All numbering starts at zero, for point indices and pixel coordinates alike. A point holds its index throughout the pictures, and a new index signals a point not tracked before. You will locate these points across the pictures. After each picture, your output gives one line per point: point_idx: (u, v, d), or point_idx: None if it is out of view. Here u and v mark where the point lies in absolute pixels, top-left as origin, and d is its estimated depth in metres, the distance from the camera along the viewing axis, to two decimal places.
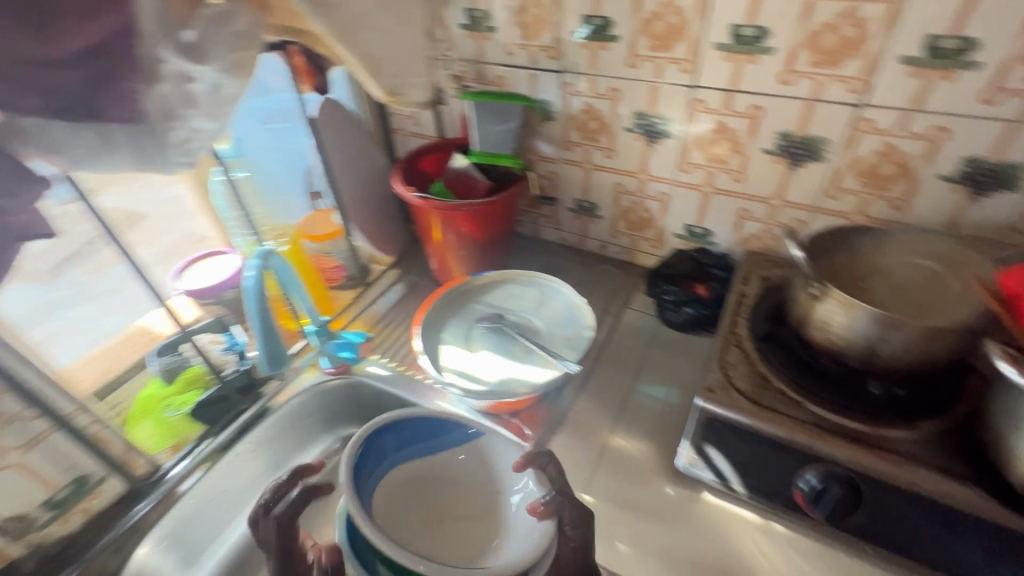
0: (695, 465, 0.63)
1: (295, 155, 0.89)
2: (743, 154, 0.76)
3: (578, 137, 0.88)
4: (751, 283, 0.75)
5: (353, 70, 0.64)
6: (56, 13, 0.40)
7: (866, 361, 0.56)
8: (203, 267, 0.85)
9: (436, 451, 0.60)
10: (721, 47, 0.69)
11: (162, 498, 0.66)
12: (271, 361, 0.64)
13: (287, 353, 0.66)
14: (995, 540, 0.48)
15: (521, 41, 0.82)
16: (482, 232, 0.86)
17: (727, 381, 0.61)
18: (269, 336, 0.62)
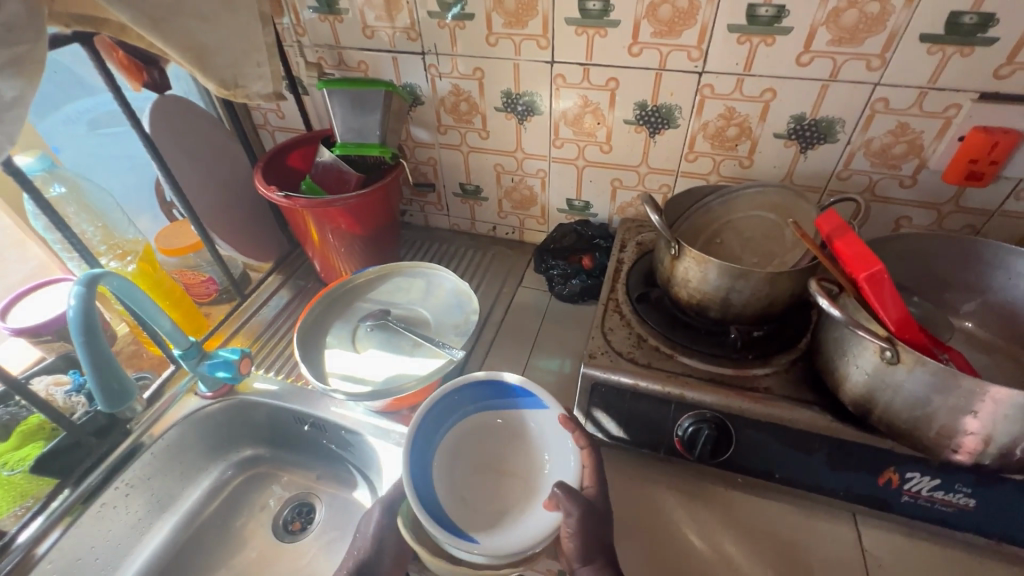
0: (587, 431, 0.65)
1: (137, 164, 0.85)
2: (607, 126, 0.79)
3: (451, 120, 0.87)
4: (627, 249, 0.79)
5: (176, 63, 0.57)
6: None
7: (723, 310, 0.61)
8: (36, 301, 0.74)
9: (513, 408, 0.62)
10: (571, 21, 0.70)
11: (13, 567, 0.58)
12: (111, 399, 0.57)
13: (133, 387, 0.59)
14: (835, 452, 0.55)
15: (376, 23, 0.79)
16: (362, 227, 0.83)
17: (606, 345, 0.64)
18: (105, 369, 0.55)
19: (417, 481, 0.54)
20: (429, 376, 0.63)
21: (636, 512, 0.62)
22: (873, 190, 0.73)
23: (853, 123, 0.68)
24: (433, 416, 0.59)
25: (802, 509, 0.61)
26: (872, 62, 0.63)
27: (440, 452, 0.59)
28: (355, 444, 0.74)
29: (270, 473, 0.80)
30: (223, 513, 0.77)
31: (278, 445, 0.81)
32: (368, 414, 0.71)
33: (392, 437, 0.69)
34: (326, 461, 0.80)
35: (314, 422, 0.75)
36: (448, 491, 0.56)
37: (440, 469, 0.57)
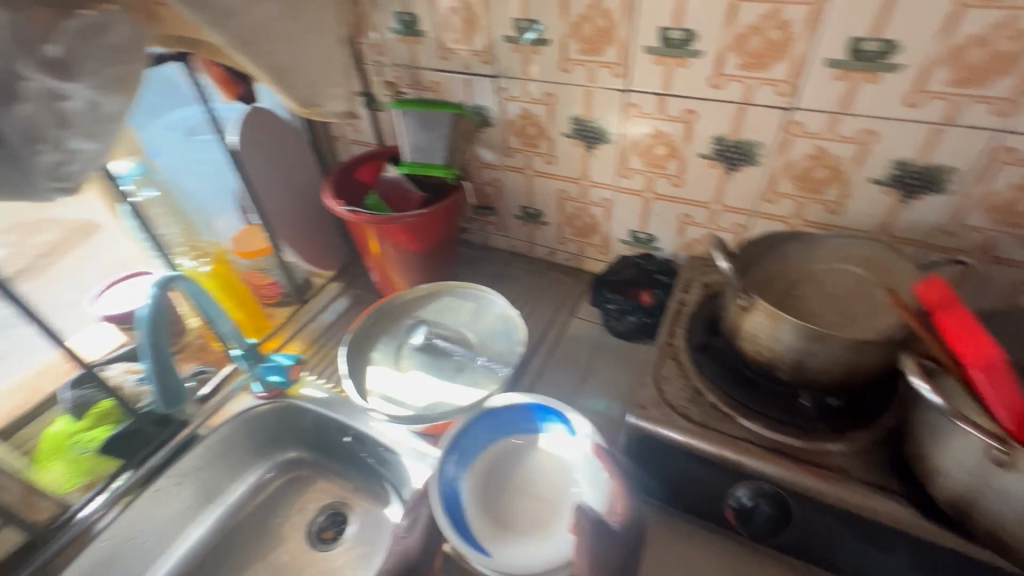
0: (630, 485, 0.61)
1: (222, 169, 0.85)
2: (680, 159, 0.75)
3: (518, 143, 0.86)
4: (691, 291, 0.74)
5: (260, 82, 0.60)
6: None
7: (795, 373, 0.55)
8: (122, 291, 0.80)
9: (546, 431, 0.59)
10: (650, 50, 0.67)
11: (72, 540, 0.63)
12: (166, 398, 0.61)
13: (185, 387, 0.61)
14: (919, 553, 0.47)
15: (453, 45, 0.79)
16: (420, 245, 0.83)
17: (659, 397, 0.59)
18: (163, 370, 0.59)
19: (444, 487, 0.53)
20: (466, 408, 0.61)
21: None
22: (988, 251, 0.64)
23: (969, 173, 0.60)
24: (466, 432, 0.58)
25: None
26: (999, 107, 0.55)
27: (469, 469, 0.57)
28: (392, 463, 0.73)
29: (309, 478, 0.82)
30: (262, 513, 0.79)
31: (320, 451, 0.82)
32: (408, 434, 0.71)
33: (428, 462, 0.68)
34: (363, 474, 0.80)
35: (355, 434, 0.75)
36: (475, 507, 0.55)
37: (468, 484, 0.56)
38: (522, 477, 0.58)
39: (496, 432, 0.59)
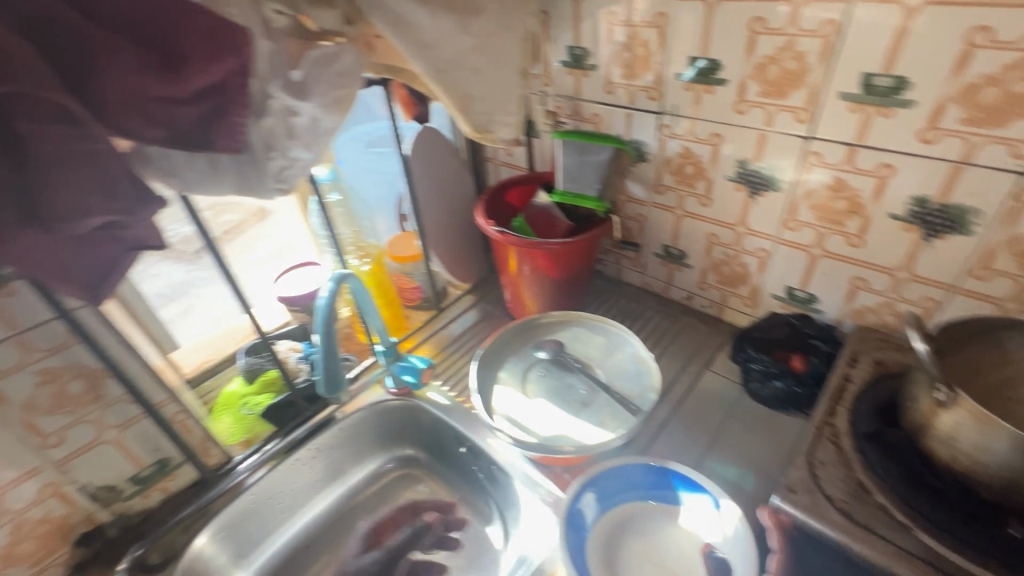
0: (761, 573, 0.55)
1: (391, 181, 0.95)
2: (863, 217, 0.67)
3: (672, 181, 0.83)
4: (859, 365, 0.65)
5: (445, 107, 0.65)
6: (184, 57, 0.44)
7: (1003, 494, 0.45)
8: (296, 276, 0.91)
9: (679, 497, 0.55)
10: (847, 96, 0.61)
11: (227, 489, 0.72)
12: (328, 384, 0.67)
13: (344, 375, 0.68)
14: None
15: (620, 80, 0.80)
16: (558, 272, 0.84)
17: (814, 483, 0.53)
18: (329, 357, 0.65)
19: (574, 541, 0.52)
20: (589, 448, 0.60)
21: None
22: None
23: None
24: (598, 484, 0.56)
25: None
26: None
27: (595, 525, 0.55)
28: (502, 483, 0.74)
29: (421, 478, 0.85)
30: (375, 502, 0.83)
31: (434, 454, 0.86)
32: (522, 459, 0.71)
33: (540, 493, 0.67)
34: (471, 486, 0.82)
35: (471, 447, 0.77)
36: (599, 561, 0.53)
37: (591, 534, 0.54)
38: (648, 538, 0.55)
39: (624, 489, 0.57)
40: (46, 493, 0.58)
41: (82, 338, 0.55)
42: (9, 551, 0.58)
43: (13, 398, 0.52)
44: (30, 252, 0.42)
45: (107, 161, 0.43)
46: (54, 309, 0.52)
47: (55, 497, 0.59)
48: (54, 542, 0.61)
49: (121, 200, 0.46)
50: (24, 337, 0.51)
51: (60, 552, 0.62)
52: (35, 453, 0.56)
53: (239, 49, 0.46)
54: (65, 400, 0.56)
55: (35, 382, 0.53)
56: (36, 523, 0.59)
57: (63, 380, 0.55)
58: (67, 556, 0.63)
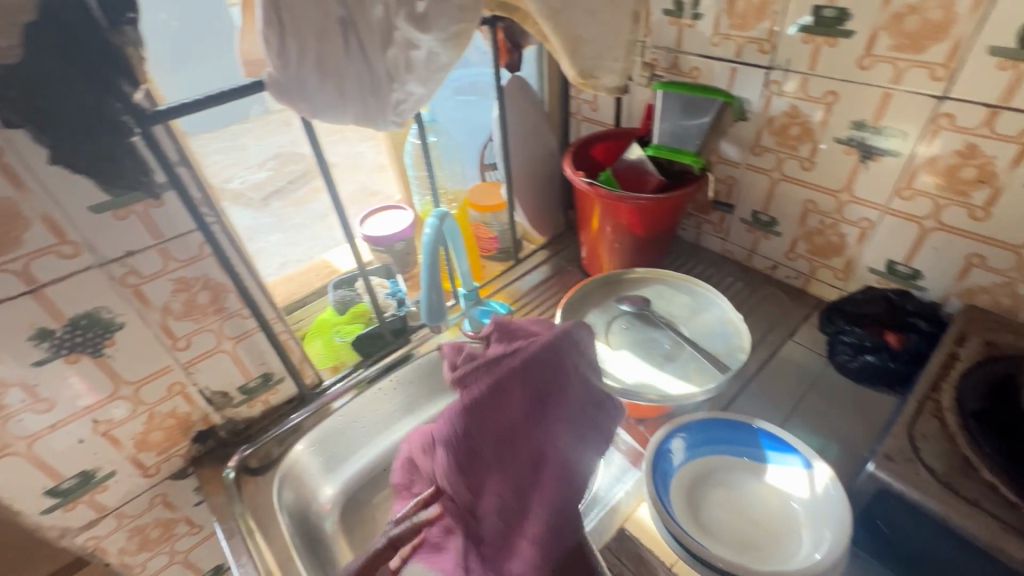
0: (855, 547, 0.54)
1: (473, 130, 1.00)
2: (992, 187, 0.62)
3: (773, 142, 0.79)
4: (967, 344, 0.62)
5: (553, 48, 0.64)
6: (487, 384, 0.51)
7: None
8: (382, 217, 0.95)
9: (761, 457, 0.57)
10: (997, 51, 0.56)
11: (317, 410, 0.77)
12: (432, 314, 0.71)
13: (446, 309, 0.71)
14: None
15: (729, 31, 0.76)
16: (643, 228, 0.82)
17: (912, 453, 0.51)
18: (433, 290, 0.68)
19: (660, 482, 0.54)
20: (675, 398, 0.60)
21: None
22: None
23: None
24: (692, 440, 0.58)
25: None
26: None
27: (678, 474, 0.56)
28: None
29: None
30: None
31: None
32: None
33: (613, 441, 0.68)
34: None
35: None
36: (681, 507, 0.54)
37: (677, 476, 0.56)
38: (730, 488, 0.55)
39: (710, 445, 0.58)
40: (173, 392, 0.65)
41: (212, 252, 0.59)
42: (143, 439, 0.65)
43: (153, 302, 0.58)
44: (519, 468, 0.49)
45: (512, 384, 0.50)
46: (193, 222, 0.56)
47: (181, 395, 0.66)
48: (176, 436, 0.68)
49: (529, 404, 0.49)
50: (165, 246, 0.56)
51: (180, 446, 0.70)
52: (168, 353, 0.62)
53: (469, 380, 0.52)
54: (193, 308, 0.61)
55: (171, 289, 0.58)
56: (163, 417, 0.66)
57: (193, 290, 0.60)
58: (185, 450, 0.70)
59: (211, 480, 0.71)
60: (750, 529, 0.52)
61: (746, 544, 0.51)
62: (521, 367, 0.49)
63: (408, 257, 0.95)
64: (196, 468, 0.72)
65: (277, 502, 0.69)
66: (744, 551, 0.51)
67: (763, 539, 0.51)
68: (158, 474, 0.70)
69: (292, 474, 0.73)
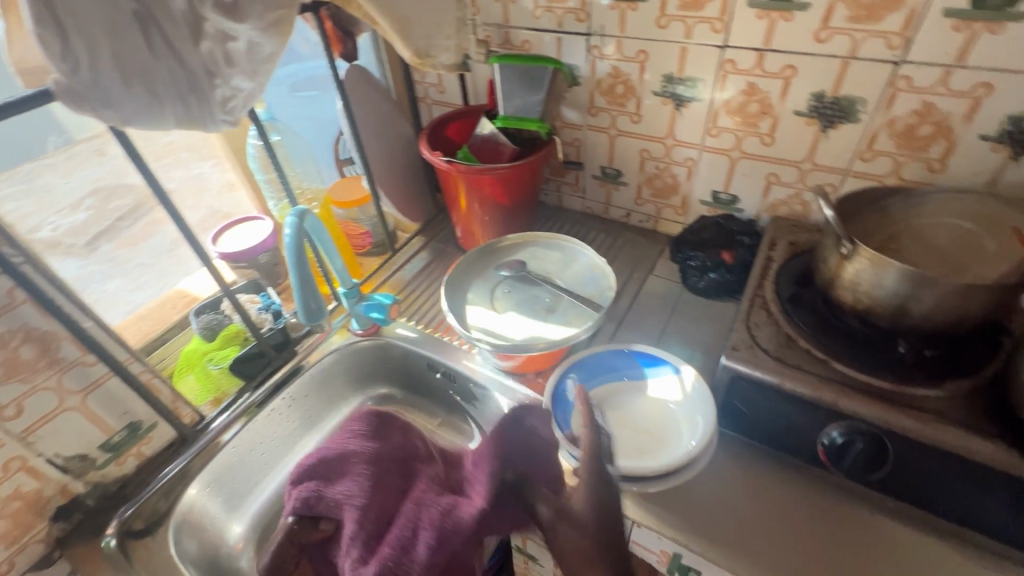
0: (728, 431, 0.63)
1: (325, 126, 0.95)
2: (773, 117, 0.75)
3: (604, 102, 0.88)
4: (778, 248, 0.75)
5: (382, 30, 0.64)
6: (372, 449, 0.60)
7: (895, 319, 0.56)
8: (238, 231, 0.88)
9: (642, 375, 0.65)
10: (754, 4, 0.68)
11: (203, 448, 0.70)
12: (309, 314, 0.68)
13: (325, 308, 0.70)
14: (1020, 493, 0.48)
15: (547, 3, 0.82)
16: (507, 197, 0.87)
17: (751, 342, 0.62)
18: (306, 289, 0.66)
19: (561, 419, 0.59)
20: (562, 342, 0.65)
21: (771, 513, 0.57)
22: None
23: None
24: (582, 376, 0.64)
25: (956, 547, 0.53)
26: None
27: (576, 408, 0.62)
28: (481, 399, 0.79)
29: (399, 411, 0.89)
30: None
31: (409, 388, 0.89)
32: (498, 372, 0.76)
33: (517, 398, 0.73)
34: (451, 410, 0.86)
35: (446, 371, 0.81)
36: (584, 435, 0.59)
37: (576, 410, 0.61)
38: (622, 409, 0.63)
39: (599, 376, 0.65)
40: (11, 469, 0.55)
41: (28, 296, 0.52)
42: None
43: None
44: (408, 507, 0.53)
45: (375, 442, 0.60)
46: None
47: (24, 471, 0.56)
48: (27, 519, 0.59)
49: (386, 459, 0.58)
50: None
51: (36, 530, 0.60)
52: None
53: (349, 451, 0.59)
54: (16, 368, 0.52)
55: None
56: (5, 502, 0.56)
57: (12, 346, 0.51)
58: (44, 533, 0.61)
59: (86, 558, 0.62)
60: (647, 438, 0.59)
61: (646, 451, 0.58)
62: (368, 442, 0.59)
63: (276, 268, 0.89)
64: (64, 550, 0.62)
65: (177, 554, 0.63)
66: (645, 457, 0.57)
67: (658, 442, 0.59)
68: (13, 570, 0.59)
69: (189, 521, 0.67)
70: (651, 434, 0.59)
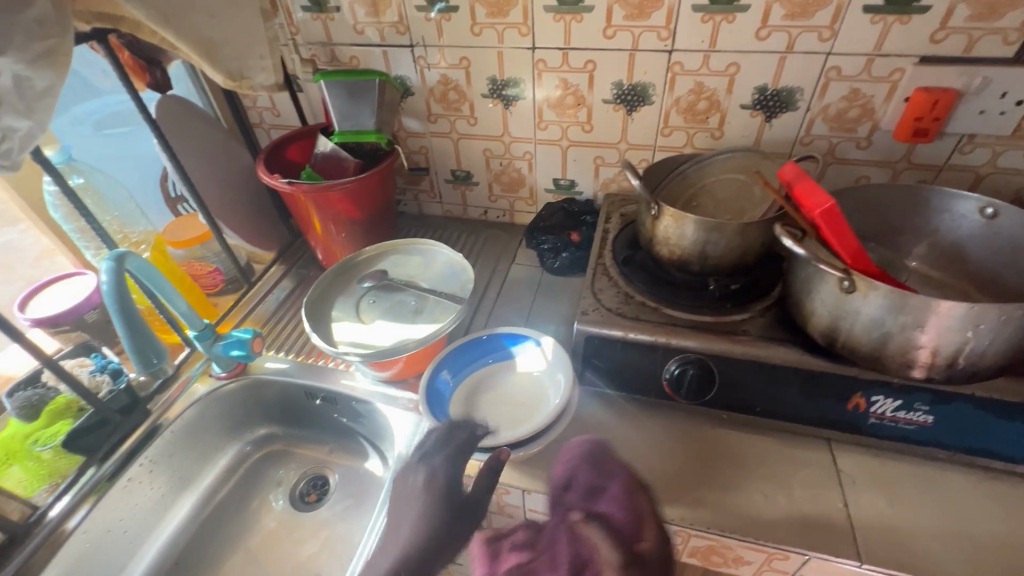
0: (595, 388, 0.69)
1: (145, 164, 0.89)
2: (587, 106, 0.85)
3: (440, 109, 0.92)
4: (612, 221, 0.85)
5: (185, 55, 0.61)
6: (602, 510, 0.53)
7: (701, 262, 0.67)
8: (52, 294, 0.78)
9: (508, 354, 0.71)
10: (549, 9, 0.76)
11: (45, 541, 0.61)
12: (145, 362, 0.61)
13: (164, 352, 0.62)
14: (807, 381, 0.60)
15: (366, 19, 0.84)
16: (361, 211, 0.87)
17: (597, 304, 0.69)
18: (138, 336, 0.59)
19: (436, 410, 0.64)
20: (431, 337, 0.67)
21: (636, 450, 0.64)
22: (833, 153, 0.79)
23: (811, 91, 0.74)
24: (453, 368, 0.68)
25: (781, 441, 0.64)
26: (823, 33, 0.69)
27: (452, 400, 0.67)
28: (367, 415, 0.78)
29: (284, 450, 0.85)
30: (239, 493, 0.81)
31: (290, 423, 0.86)
32: (379, 384, 0.76)
33: (401, 403, 0.74)
34: (339, 435, 0.85)
35: (326, 395, 0.79)
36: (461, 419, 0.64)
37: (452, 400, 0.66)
38: (496, 390, 0.68)
39: (470, 364, 0.70)
40: None
41: None
42: None
43: None
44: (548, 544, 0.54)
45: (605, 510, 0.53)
46: None
47: None
48: None
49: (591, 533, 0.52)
50: None
51: None
52: None
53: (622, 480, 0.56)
54: None
55: None
56: None
57: None
58: None
59: None
60: (520, 409, 0.65)
61: (519, 419, 0.64)
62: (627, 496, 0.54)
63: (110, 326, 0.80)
64: None
65: None
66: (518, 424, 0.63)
67: (529, 410, 0.65)
68: None
69: None
70: (522, 406, 0.65)
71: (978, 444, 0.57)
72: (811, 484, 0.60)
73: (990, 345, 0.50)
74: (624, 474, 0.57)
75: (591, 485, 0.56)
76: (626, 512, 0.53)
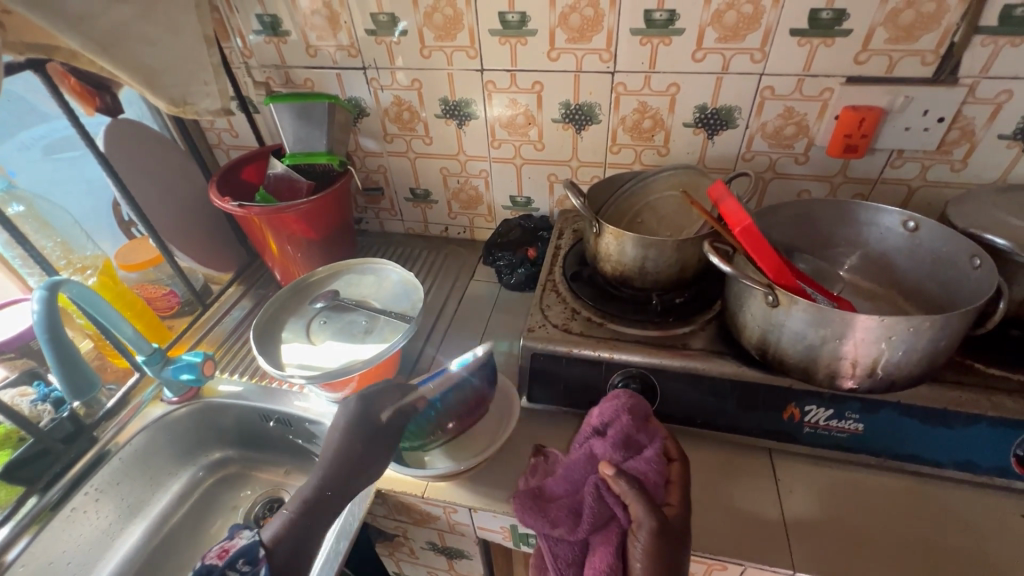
0: (543, 404, 0.70)
1: (96, 186, 0.89)
2: (538, 126, 0.86)
3: (395, 129, 0.93)
4: (565, 237, 0.86)
5: (126, 84, 0.62)
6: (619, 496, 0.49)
7: (642, 277, 0.68)
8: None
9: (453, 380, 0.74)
10: (495, 32, 0.78)
11: None
12: (77, 391, 0.61)
13: (96, 380, 0.63)
14: (743, 393, 0.61)
15: (318, 43, 0.85)
16: (316, 231, 0.87)
17: (544, 320, 0.70)
18: (68, 363, 0.59)
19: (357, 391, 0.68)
20: (378, 357, 0.68)
21: None
22: (774, 168, 0.81)
23: (748, 110, 0.76)
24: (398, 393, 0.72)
25: (723, 452, 0.65)
26: (755, 55, 0.71)
27: None
28: (319, 436, 0.78)
29: (239, 473, 0.85)
30: (192, 518, 0.80)
31: (245, 445, 0.85)
32: (332, 405, 0.76)
33: None
34: (295, 456, 0.84)
35: (279, 417, 0.79)
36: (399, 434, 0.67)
37: None
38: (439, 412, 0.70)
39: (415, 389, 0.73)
40: None
41: None
42: None
43: None
44: (554, 510, 0.54)
45: (617, 503, 0.50)
46: None
47: None
48: None
49: (597, 517, 0.51)
50: None
51: None
52: None
53: (647, 461, 0.51)
54: None
55: None
56: None
57: None
58: None
59: None
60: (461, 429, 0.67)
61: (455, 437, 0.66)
62: (644, 482, 0.50)
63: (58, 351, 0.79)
64: None
65: None
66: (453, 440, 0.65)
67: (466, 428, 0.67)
68: None
69: None
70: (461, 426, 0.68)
71: (905, 450, 0.59)
72: (749, 494, 0.61)
73: (906, 355, 0.51)
74: (664, 438, 0.55)
75: (629, 439, 0.52)
76: (661, 475, 0.51)
